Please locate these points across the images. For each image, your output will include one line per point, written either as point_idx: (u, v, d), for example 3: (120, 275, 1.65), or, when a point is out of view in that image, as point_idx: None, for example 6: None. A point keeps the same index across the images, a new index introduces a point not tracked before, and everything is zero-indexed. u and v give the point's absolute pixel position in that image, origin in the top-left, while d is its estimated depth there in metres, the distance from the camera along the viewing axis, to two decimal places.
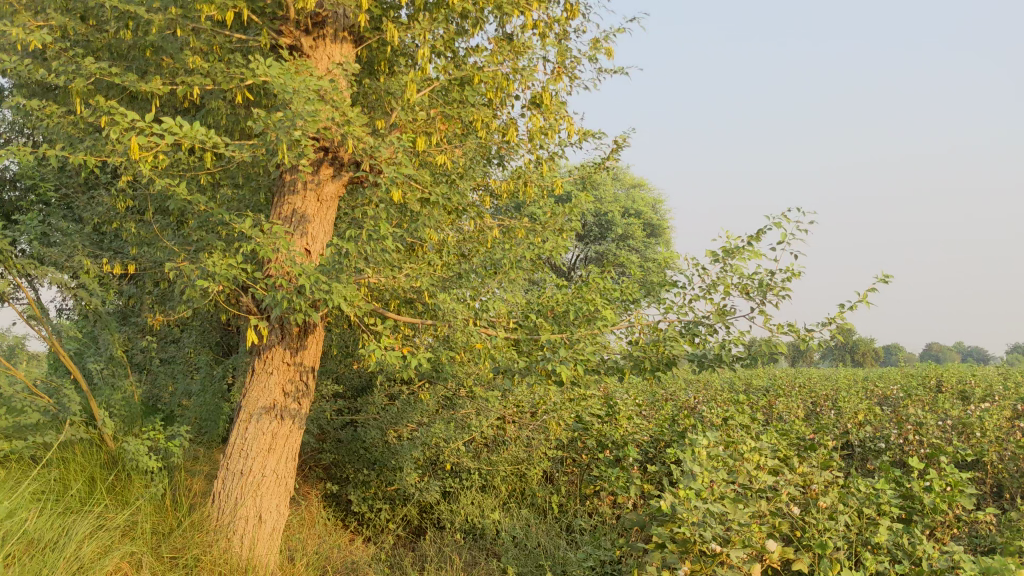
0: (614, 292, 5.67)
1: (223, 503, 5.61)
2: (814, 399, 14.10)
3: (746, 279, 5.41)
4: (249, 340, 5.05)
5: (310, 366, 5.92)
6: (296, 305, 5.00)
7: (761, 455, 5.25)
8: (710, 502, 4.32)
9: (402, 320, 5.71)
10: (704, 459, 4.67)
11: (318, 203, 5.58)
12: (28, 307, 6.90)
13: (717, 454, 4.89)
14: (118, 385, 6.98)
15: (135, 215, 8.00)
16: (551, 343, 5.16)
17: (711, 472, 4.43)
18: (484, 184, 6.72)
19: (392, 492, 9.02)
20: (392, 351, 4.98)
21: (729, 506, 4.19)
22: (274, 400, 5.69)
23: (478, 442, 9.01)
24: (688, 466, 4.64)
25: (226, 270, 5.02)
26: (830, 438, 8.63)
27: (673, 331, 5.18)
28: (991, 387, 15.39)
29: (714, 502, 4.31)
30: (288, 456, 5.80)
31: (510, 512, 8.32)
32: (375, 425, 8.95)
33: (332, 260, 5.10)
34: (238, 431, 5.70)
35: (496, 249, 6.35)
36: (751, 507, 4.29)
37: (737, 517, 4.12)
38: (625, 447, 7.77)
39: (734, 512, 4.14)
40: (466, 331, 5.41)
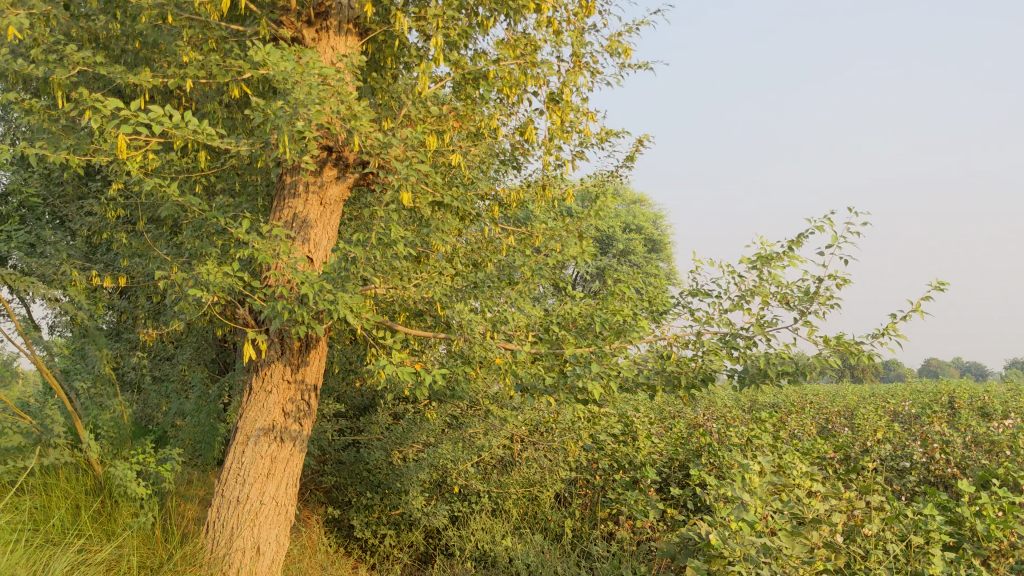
0: (640, 303, 5.24)
1: (217, 533, 5.16)
2: (828, 416, 13.63)
3: (785, 288, 5.00)
4: (248, 356, 4.61)
5: (312, 383, 5.47)
6: (298, 317, 4.57)
7: (807, 479, 4.79)
8: (762, 534, 3.87)
9: (413, 333, 5.27)
10: (751, 485, 4.21)
11: (321, 207, 5.16)
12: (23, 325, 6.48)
13: (763, 480, 4.44)
14: (106, 404, 6.54)
15: (126, 225, 7.59)
16: (575, 358, 4.73)
17: (761, 500, 3.98)
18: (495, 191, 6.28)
19: (397, 517, 8.58)
20: (404, 367, 4.56)
21: (784, 540, 3.74)
22: (273, 421, 5.25)
23: (487, 463, 8.55)
24: (734, 493, 4.19)
25: (221, 278, 4.59)
26: (856, 457, 8.18)
27: (709, 344, 4.74)
28: (1006, 403, 14.92)
29: (766, 534, 3.86)
30: (288, 481, 5.35)
31: (523, 539, 7.84)
32: (379, 446, 8.48)
33: (338, 268, 4.67)
34: (234, 455, 5.25)
35: (510, 257, 5.91)
36: (808, 540, 3.84)
37: (795, 552, 3.67)
38: (643, 468, 7.32)
39: (791, 547, 3.70)
40: (484, 346, 4.98)
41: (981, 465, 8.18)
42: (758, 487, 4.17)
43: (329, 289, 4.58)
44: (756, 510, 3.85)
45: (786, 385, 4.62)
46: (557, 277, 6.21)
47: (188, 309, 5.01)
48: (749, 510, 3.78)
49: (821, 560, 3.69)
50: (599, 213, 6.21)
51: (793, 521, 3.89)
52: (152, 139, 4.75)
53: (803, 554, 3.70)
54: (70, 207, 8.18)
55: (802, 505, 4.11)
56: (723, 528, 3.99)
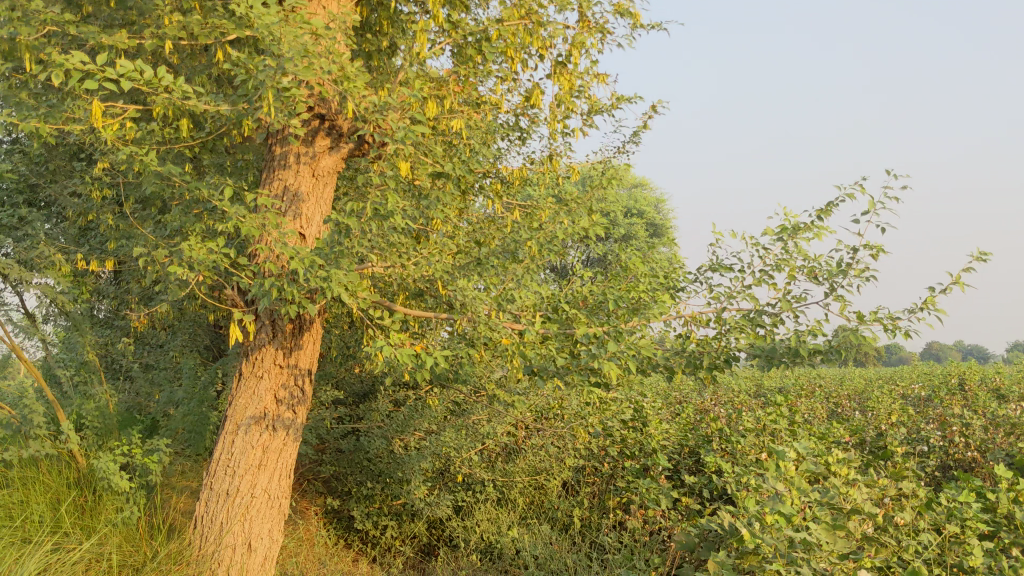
0: (657, 278, 4.90)
1: (206, 529, 4.84)
2: (839, 399, 13.24)
3: (814, 262, 4.67)
4: (235, 339, 4.26)
5: (307, 368, 5.12)
6: (288, 296, 4.21)
7: (839, 466, 4.45)
8: (799, 528, 3.52)
9: (413, 314, 4.92)
10: (783, 472, 3.86)
11: (313, 179, 4.81)
12: (20, 318, 6.17)
13: (797, 469, 4.08)
14: (91, 393, 6.19)
15: (112, 206, 7.22)
16: (589, 338, 4.39)
17: (797, 490, 3.62)
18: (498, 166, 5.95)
19: (399, 508, 8.26)
20: (403, 349, 4.21)
21: (825, 535, 3.39)
22: (265, 409, 4.91)
23: (492, 451, 8.21)
24: (766, 483, 3.83)
25: (205, 254, 4.24)
26: (873, 441, 7.85)
27: (733, 322, 4.41)
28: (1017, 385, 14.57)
29: (803, 527, 3.51)
30: (282, 472, 5.02)
31: (530, 529, 7.48)
32: (380, 434, 8.12)
33: (331, 243, 4.32)
34: (224, 445, 4.92)
35: (516, 231, 5.54)
36: (850, 533, 3.48)
37: (839, 548, 3.31)
38: (654, 455, 7.00)
39: (833, 543, 3.35)
40: (489, 326, 4.62)
41: (1006, 448, 7.83)
42: (792, 477, 3.82)
43: (322, 266, 4.22)
44: (794, 503, 3.50)
45: (817, 366, 4.29)
46: (567, 253, 5.85)
47: (172, 289, 4.66)
48: (787, 503, 3.44)
49: (867, 556, 3.34)
50: (610, 184, 5.83)
51: (833, 513, 3.54)
52: (130, 104, 4.40)
53: (847, 549, 3.35)
54: (55, 188, 7.82)
55: (839, 494, 3.76)
56: (755, 522, 3.64)
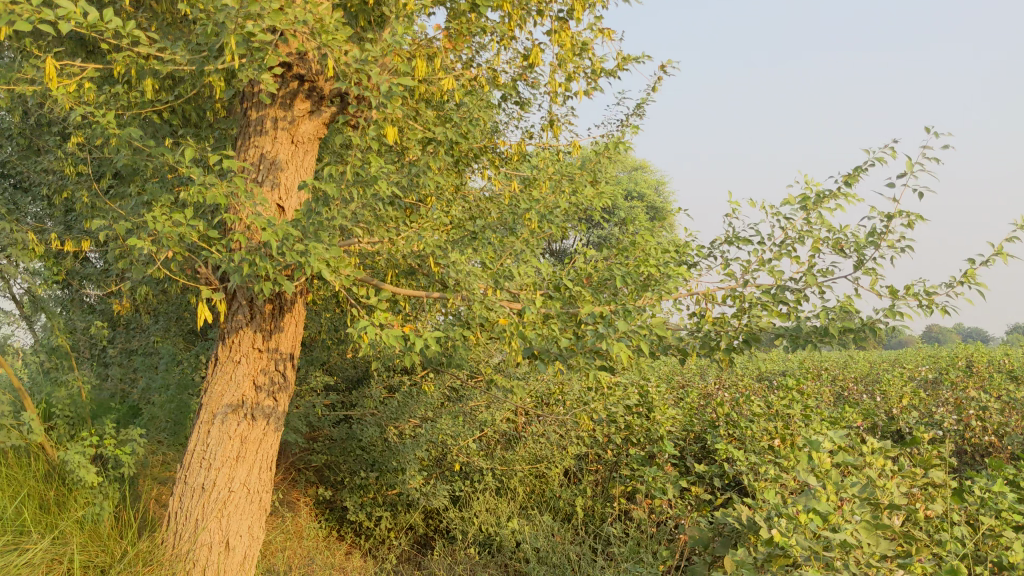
0: (669, 252, 4.51)
1: (179, 526, 4.46)
2: (846, 383, 12.88)
3: (841, 233, 4.28)
4: (204, 320, 3.86)
5: (288, 353, 4.72)
6: (262, 273, 3.80)
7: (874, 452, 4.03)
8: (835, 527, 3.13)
9: (403, 293, 4.52)
10: (817, 463, 3.46)
11: (292, 146, 4.43)
12: None
13: (836, 458, 3.63)
14: (62, 380, 5.79)
15: (86, 180, 6.80)
16: (594, 317, 4.00)
17: (835, 484, 3.22)
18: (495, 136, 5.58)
19: (394, 497, 7.95)
20: (390, 330, 3.80)
21: (866, 536, 3.01)
22: (243, 396, 4.53)
23: (491, 439, 7.81)
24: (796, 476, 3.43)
25: (170, 227, 3.83)
26: (888, 425, 7.46)
27: (753, 298, 4.02)
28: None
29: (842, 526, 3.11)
30: (263, 465, 4.64)
31: (531, 521, 7.06)
32: (373, 422, 7.74)
33: (310, 214, 3.91)
34: (199, 436, 4.54)
35: (514, 203, 5.14)
36: (893, 532, 3.09)
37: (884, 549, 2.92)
38: (660, 442, 6.64)
39: (876, 544, 2.99)
40: (485, 305, 4.26)
41: None
42: (825, 469, 3.44)
43: (301, 240, 3.83)
44: (830, 500, 3.13)
45: (849, 346, 3.90)
46: (569, 228, 5.45)
47: (138, 267, 4.26)
48: (823, 501, 3.06)
49: (917, 561, 2.98)
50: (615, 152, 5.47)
51: (873, 510, 3.16)
52: (87, 63, 3.98)
53: (893, 552, 2.99)
54: (28, 164, 7.38)
55: (877, 488, 3.38)
56: (785, 521, 3.26)
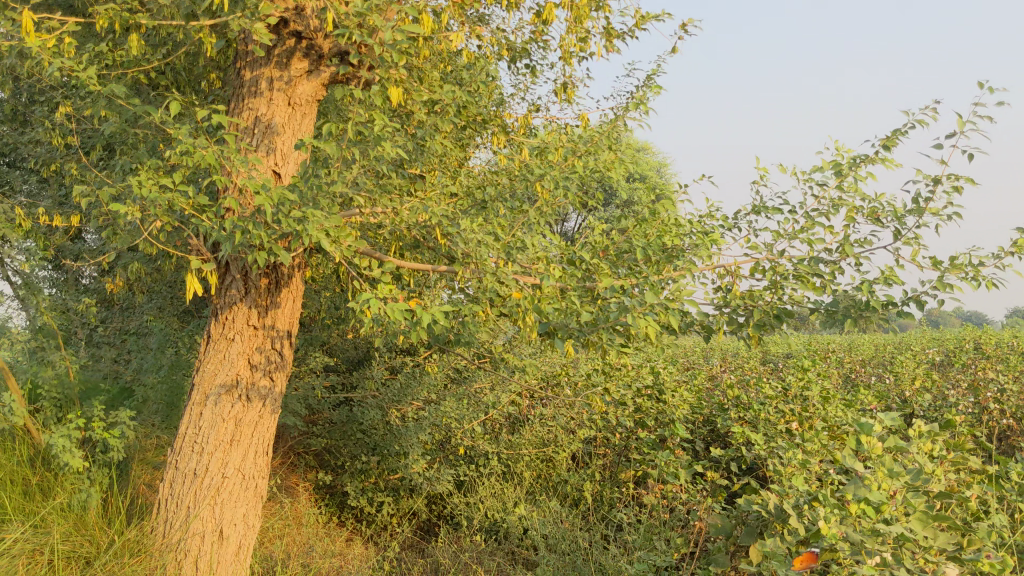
0: (691, 223, 4.23)
1: (170, 514, 4.20)
2: (854, 366, 12.60)
3: (877, 202, 3.99)
4: (194, 293, 3.58)
5: (285, 331, 4.44)
6: (256, 242, 3.52)
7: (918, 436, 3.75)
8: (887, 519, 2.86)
9: (408, 266, 4.21)
10: (863, 449, 3.18)
11: (289, 109, 4.16)
12: None
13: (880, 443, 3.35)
14: (49, 361, 5.52)
15: (75, 151, 6.51)
16: (614, 291, 3.71)
17: (885, 471, 2.94)
18: (500, 119, 5.44)
19: (396, 482, 7.68)
20: (395, 303, 3.51)
21: (921, 528, 2.79)
22: (237, 376, 4.26)
23: (496, 422, 7.62)
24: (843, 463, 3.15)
25: (156, 192, 3.54)
26: (906, 407, 7.18)
27: (784, 271, 3.74)
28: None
29: (895, 517, 2.84)
30: (258, 449, 4.37)
31: (539, 506, 6.78)
32: (375, 404, 7.46)
33: (308, 178, 3.62)
34: (191, 419, 4.26)
35: (524, 172, 4.85)
36: (951, 528, 2.83)
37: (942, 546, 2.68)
38: (672, 425, 6.39)
39: (935, 539, 2.77)
40: (497, 278, 3.97)
41: None
42: (872, 455, 3.16)
43: (298, 207, 3.54)
44: (882, 488, 2.85)
45: (891, 322, 3.63)
46: (581, 199, 5.16)
47: (124, 237, 3.98)
48: (876, 490, 2.81)
49: (982, 557, 2.73)
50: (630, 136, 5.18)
51: (927, 500, 2.91)
52: (67, 16, 3.70)
53: (954, 547, 2.77)
54: (16, 135, 7.10)
55: (929, 475, 3.10)
56: (829, 511, 3.00)
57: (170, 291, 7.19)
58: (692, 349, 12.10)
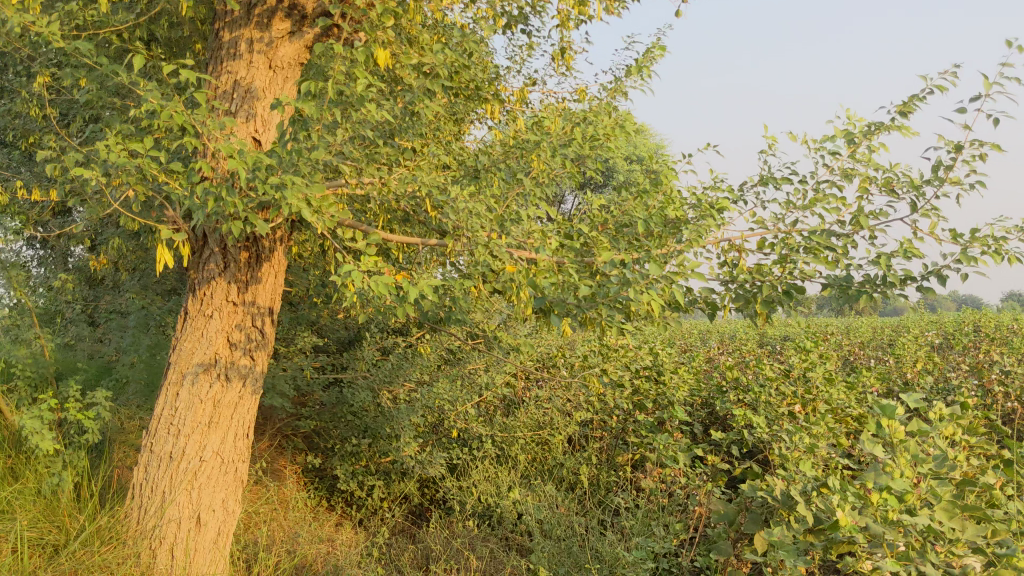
0: (694, 195, 4.01)
1: (144, 500, 3.99)
2: (853, 349, 12.40)
3: (891, 172, 3.78)
4: (164, 265, 3.35)
5: (267, 308, 4.23)
6: (231, 211, 3.30)
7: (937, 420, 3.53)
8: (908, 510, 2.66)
9: (396, 239, 3.96)
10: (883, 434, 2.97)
11: (269, 71, 3.95)
12: None
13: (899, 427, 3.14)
14: (23, 339, 5.30)
15: (52, 122, 6.26)
16: (614, 265, 3.50)
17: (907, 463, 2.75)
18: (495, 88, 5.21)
19: (387, 466, 7.50)
20: (380, 277, 3.26)
21: (947, 519, 2.61)
22: (216, 355, 4.05)
23: (490, 403, 7.41)
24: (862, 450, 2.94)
25: (124, 157, 3.31)
26: (910, 389, 6.98)
27: (794, 244, 3.52)
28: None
29: (918, 509, 2.65)
30: (238, 431, 4.16)
31: (534, 490, 6.58)
32: (364, 386, 7.18)
33: (287, 141, 3.39)
34: (167, 400, 4.05)
35: (519, 142, 4.62)
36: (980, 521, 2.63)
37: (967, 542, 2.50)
38: (671, 407, 6.19)
39: (962, 530, 2.60)
40: (489, 251, 3.75)
41: None
42: (890, 440, 2.96)
43: (276, 172, 3.32)
44: (904, 476, 2.65)
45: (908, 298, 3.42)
46: (577, 172, 4.94)
47: (93, 207, 3.75)
48: (899, 478, 2.65)
49: (1014, 552, 2.53)
50: (631, 118, 5.00)
51: (952, 490, 2.71)
52: None
53: (983, 539, 2.59)
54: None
55: (950, 461, 2.90)
56: (844, 500, 2.82)
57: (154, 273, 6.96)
58: (689, 331, 11.88)
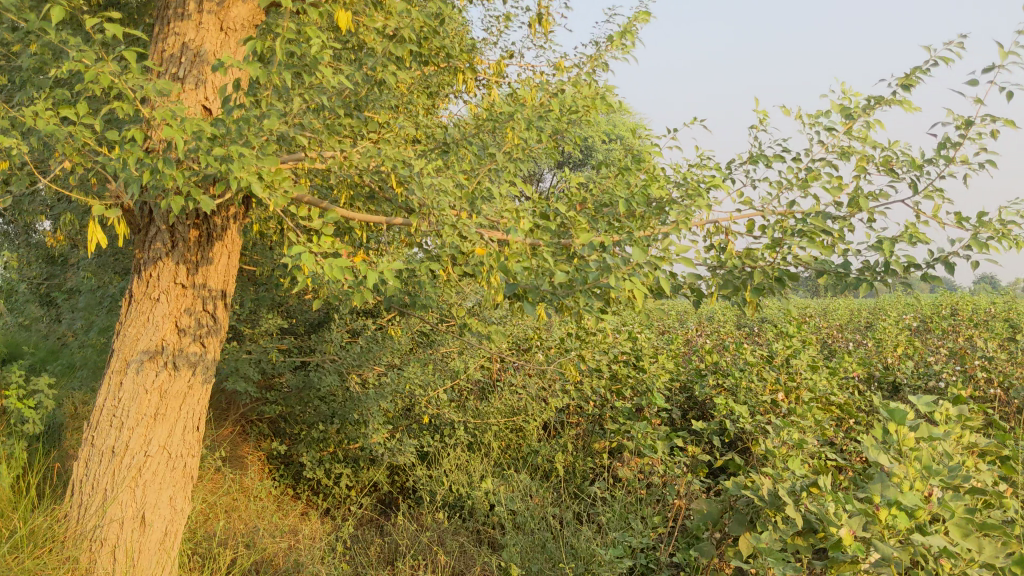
0: (677, 175, 3.75)
1: (85, 497, 3.73)
2: (832, 333, 12.16)
3: (888, 151, 3.55)
4: (99, 243, 3.05)
5: (219, 291, 3.97)
6: (172, 185, 2.99)
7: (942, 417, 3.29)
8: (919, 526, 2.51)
9: (358, 217, 3.64)
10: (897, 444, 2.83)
11: (220, 34, 3.76)
12: None
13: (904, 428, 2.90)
14: None
15: None
16: (592, 248, 3.22)
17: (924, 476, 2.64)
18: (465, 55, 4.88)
19: (356, 453, 7.23)
20: (337, 260, 2.97)
21: (961, 538, 2.48)
22: (163, 342, 3.79)
23: (463, 388, 7.14)
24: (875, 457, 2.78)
25: (50, 123, 2.99)
26: (894, 375, 6.74)
27: (785, 228, 3.28)
28: (1013, 313, 13.50)
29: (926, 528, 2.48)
30: (187, 424, 3.91)
31: (507, 480, 6.32)
32: (332, 369, 6.81)
33: (234, 108, 3.10)
34: (110, 389, 3.80)
35: (490, 113, 4.31)
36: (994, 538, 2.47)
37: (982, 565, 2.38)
38: (649, 394, 5.94)
39: (979, 550, 2.44)
40: (458, 231, 3.47)
41: None
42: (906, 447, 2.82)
43: (221, 141, 3.02)
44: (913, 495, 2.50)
45: (907, 287, 3.20)
46: (553, 147, 4.63)
47: (23, 180, 3.44)
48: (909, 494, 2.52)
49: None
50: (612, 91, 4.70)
51: (964, 502, 2.54)
52: None
53: (1002, 557, 2.45)
54: None
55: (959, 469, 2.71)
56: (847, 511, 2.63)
57: (111, 258, 6.16)
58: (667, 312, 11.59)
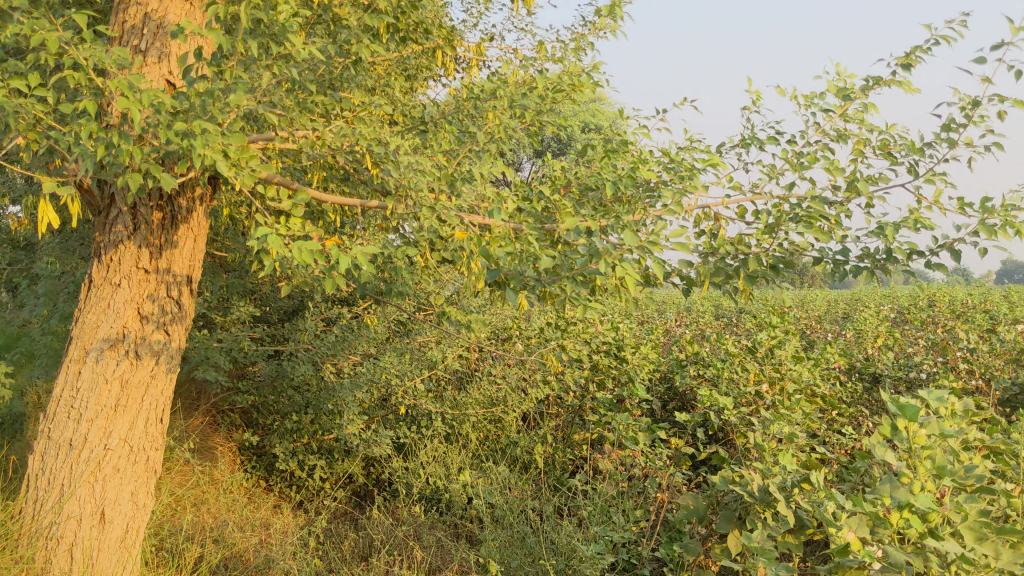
0: (666, 159, 3.60)
1: (41, 493, 3.55)
2: (810, 324, 12.08)
3: (884, 134, 3.41)
4: (51, 224, 2.85)
5: (184, 277, 3.79)
6: (130, 162, 2.80)
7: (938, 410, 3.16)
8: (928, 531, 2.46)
9: (330, 199, 3.46)
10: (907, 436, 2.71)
11: (184, 5, 3.62)
12: None
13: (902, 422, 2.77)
14: None
15: None
16: (578, 234, 3.06)
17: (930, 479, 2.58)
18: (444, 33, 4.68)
19: (330, 444, 7.04)
20: (308, 242, 2.79)
21: (977, 542, 2.49)
22: (124, 330, 3.61)
23: (440, 378, 6.97)
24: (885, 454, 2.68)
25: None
26: (877, 366, 6.63)
27: (777, 213, 3.14)
28: (991, 305, 13.45)
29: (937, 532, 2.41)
30: (150, 415, 3.73)
31: (485, 472, 6.16)
32: (306, 358, 6.61)
33: (198, 81, 2.91)
34: (68, 379, 3.62)
35: (469, 93, 4.12)
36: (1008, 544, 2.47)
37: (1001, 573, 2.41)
38: (631, 385, 5.79)
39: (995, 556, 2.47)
40: (436, 213, 3.29)
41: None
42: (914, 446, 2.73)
43: (184, 116, 2.84)
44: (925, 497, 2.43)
45: (905, 276, 3.08)
46: (534, 129, 4.46)
47: None
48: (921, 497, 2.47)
49: None
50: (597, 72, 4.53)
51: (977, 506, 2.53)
52: None
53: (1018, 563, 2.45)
54: None
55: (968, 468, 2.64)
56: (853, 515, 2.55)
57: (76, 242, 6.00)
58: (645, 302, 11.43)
